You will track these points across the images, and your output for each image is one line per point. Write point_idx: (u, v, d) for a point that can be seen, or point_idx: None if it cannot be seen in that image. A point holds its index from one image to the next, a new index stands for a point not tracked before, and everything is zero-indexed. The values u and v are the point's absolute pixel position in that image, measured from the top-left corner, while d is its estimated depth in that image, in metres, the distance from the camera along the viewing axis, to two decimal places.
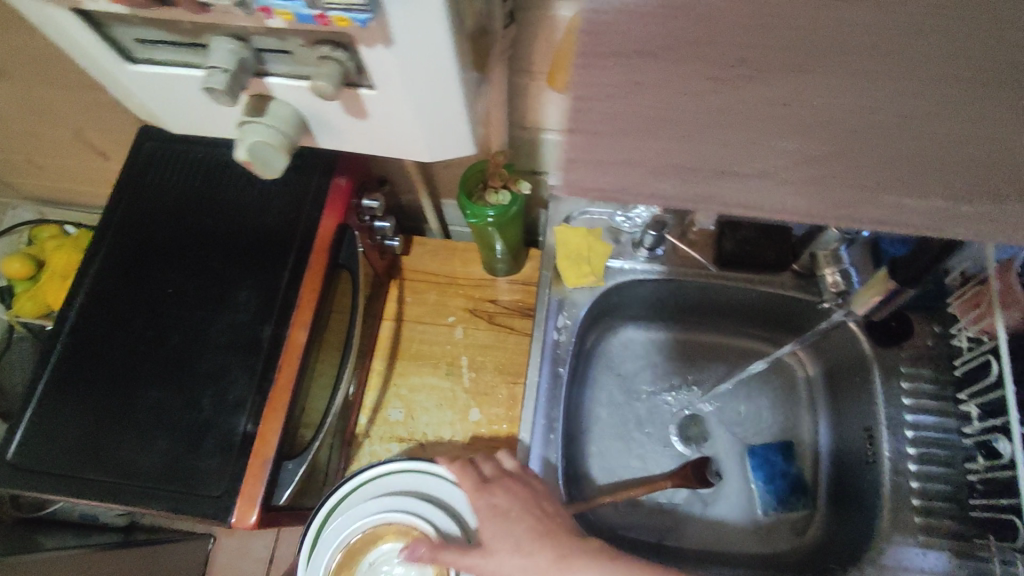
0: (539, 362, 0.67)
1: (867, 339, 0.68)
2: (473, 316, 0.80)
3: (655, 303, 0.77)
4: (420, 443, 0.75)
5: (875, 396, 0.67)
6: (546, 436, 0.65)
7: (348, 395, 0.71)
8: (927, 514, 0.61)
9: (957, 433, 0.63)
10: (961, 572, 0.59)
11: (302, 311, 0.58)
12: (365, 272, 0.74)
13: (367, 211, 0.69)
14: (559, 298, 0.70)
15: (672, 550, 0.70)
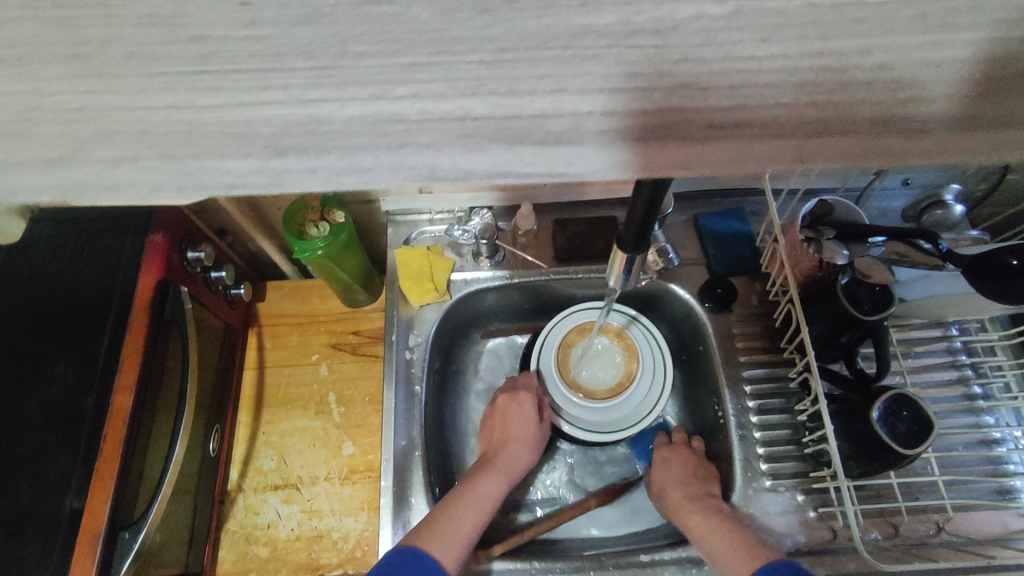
0: (393, 383, 0.69)
1: (702, 307, 0.73)
2: (337, 351, 0.80)
3: (510, 309, 0.79)
4: (296, 487, 0.73)
5: (715, 359, 0.72)
6: (410, 454, 0.67)
7: (210, 452, 0.70)
8: (772, 460, 0.66)
9: (786, 380, 0.69)
10: (807, 506, 0.64)
11: (126, 374, 0.56)
12: (213, 323, 0.72)
13: (196, 265, 0.69)
14: (408, 318, 0.72)
15: (557, 543, 0.70)
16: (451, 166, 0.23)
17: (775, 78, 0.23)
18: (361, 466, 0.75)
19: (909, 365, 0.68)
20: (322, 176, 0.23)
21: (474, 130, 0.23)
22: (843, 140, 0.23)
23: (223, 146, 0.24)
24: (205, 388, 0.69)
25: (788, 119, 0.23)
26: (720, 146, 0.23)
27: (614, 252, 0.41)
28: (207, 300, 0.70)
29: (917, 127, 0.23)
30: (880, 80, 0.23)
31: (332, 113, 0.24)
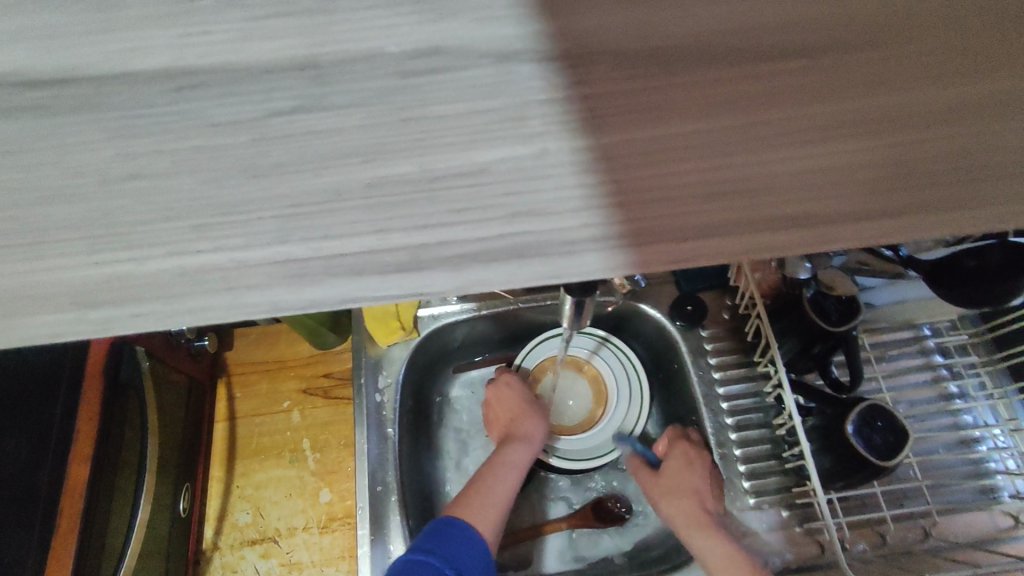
0: (365, 428, 0.68)
1: (673, 325, 0.72)
2: (308, 396, 0.78)
3: (482, 340, 0.77)
4: (273, 540, 0.71)
5: (690, 377, 0.71)
6: (387, 499, 0.66)
7: (181, 512, 0.68)
8: (753, 477, 0.65)
9: (762, 394, 0.68)
10: (792, 522, 0.63)
11: (82, 441, 0.53)
12: (178, 379, 0.70)
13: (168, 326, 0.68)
14: (376, 359, 0.71)
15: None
16: (391, 286, 0.22)
17: (710, 172, 0.22)
18: (340, 513, 0.73)
19: (884, 369, 0.67)
20: (263, 311, 0.22)
21: (403, 244, 0.22)
22: (774, 235, 0.23)
23: (143, 289, 0.22)
24: (170, 447, 0.67)
25: (721, 216, 0.22)
26: (654, 245, 0.22)
27: (563, 294, 0.39)
28: (170, 355, 0.68)
29: (848, 219, 0.23)
30: (816, 172, 0.23)
31: (249, 234, 0.22)
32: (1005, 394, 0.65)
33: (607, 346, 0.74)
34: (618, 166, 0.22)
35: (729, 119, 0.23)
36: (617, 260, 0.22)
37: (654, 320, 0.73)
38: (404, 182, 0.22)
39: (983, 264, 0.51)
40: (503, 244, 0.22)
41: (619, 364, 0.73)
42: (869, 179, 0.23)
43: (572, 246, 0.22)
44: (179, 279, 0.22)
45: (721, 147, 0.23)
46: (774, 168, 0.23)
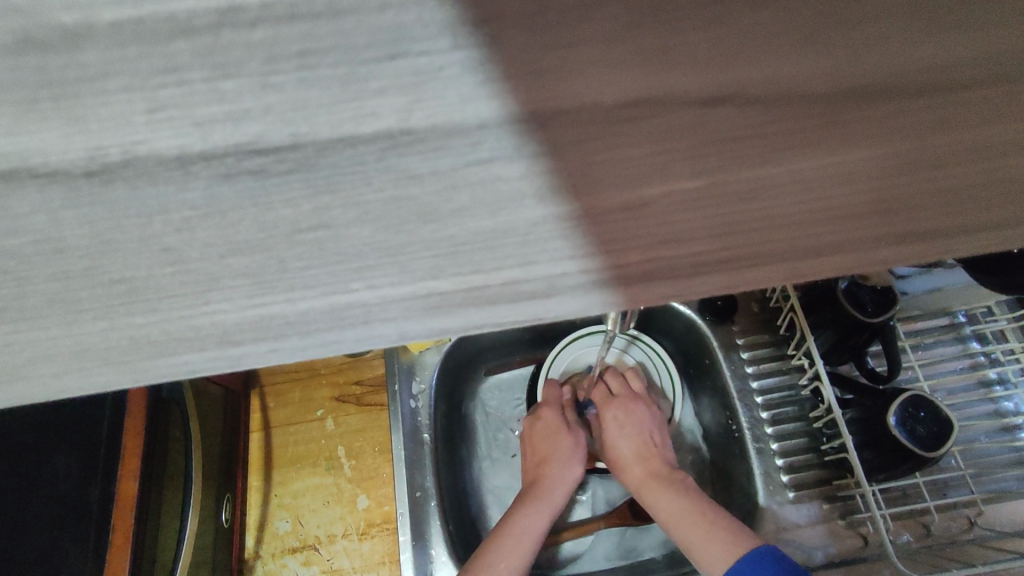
0: (400, 434, 0.68)
1: (703, 320, 0.72)
2: (341, 403, 0.79)
3: (512, 341, 0.78)
4: (314, 547, 0.72)
5: (723, 372, 0.71)
6: (426, 504, 0.66)
7: (223, 523, 0.69)
8: (792, 471, 0.65)
9: (798, 386, 0.68)
10: (833, 515, 0.63)
11: (128, 459, 0.53)
12: (214, 391, 0.71)
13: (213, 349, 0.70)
14: (409, 365, 0.71)
15: None
16: (515, 313, 0.20)
17: (817, 202, 0.20)
18: (379, 519, 0.73)
19: (921, 358, 0.66)
20: (391, 340, 0.21)
21: (515, 275, 0.20)
22: (873, 258, 0.21)
23: (242, 332, 0.20)
24: (211, 460, 0.68)
25: (823, 241, 0.21)
26: (776, 266, 0.21)
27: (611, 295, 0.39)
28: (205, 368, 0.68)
29: (952, 237, 0.21)
30: (925, 197, 0.20)
31: (336, 268, 0.19)
32: None
33: (638, 343, 0.74)
34: (718, 202, 0.20)
35: (843, 149, 0.19)
36: (718, 286, 0.21)
37: (684, 315, 0.73)
38: (559, 219, 0.19)
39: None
40: (634, 273, 0.20)
41: (652, 361, 0.74)
42: (981, 196, 0.21)
43: (670, 271, 0.21)
44: (270, 323, 0.20)
45: (828, 179, 0.20)
46: (885, 196, 0.20)
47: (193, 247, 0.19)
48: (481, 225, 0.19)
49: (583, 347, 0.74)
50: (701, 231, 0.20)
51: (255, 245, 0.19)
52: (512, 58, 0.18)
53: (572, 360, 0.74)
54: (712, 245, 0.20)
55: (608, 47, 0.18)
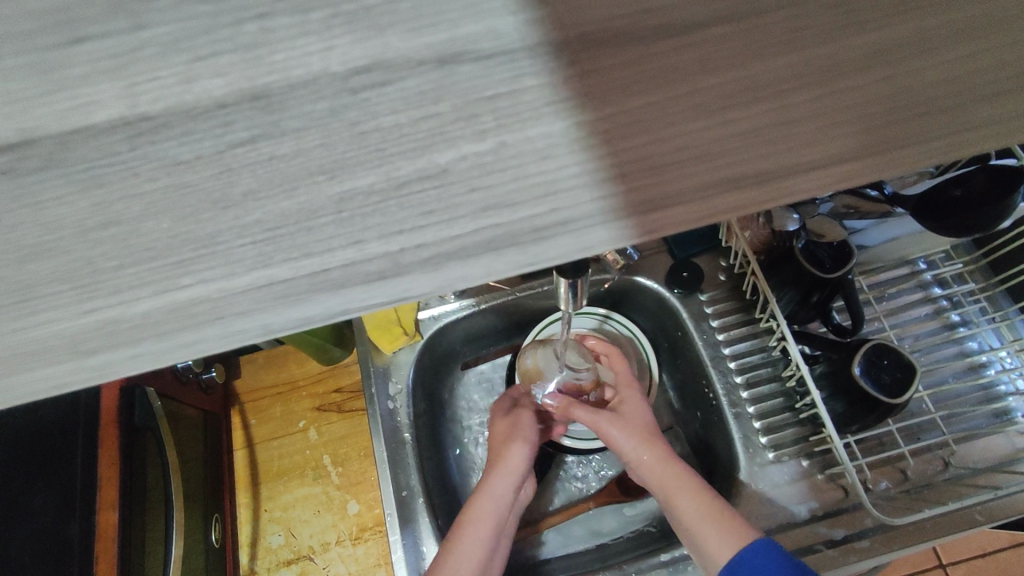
0: (381, 435, 0.69)
1: (672, 293, 0.72)
2: (323, 412, 0.79)
3: (487, 333, 0.78)
4: (309, 557, 0.72)
5: (695, 342, 0.71)
6: (413, 501, 0.67)
7: (213, 543, 0.69)
8: (769, 432, 0.66)
9: (769, 348, 0.69)
10: (812, 471, 0.64)
11: (104, 489, 0.52)
12: (193, 412, 0.71)
13: (189, 370, 0.70)
14: (384, 366, 0.72)
15: (576, 558, 0.70)
16: (378, 296, 0.19)
17: (762, 114, 0.20)
18: (370, 523, 0.74)
19: (885, 308, 0.67)
20: (256, 336, 0.19)
21: (351, 256, 0.20)
22: (842, 174, 0.20)
23: (137, 328, 0.19)
24: (195, 481, 0.68)
25: (780, 159, 0.20)
26: (714, 198, 0.20)
27: (558, 276, 0.39)
28: (181, 391, 0.68)
29: (916, 146, 0.20)
30: (870, 99, 0.20)
31: (232, 259, 0.20)
32: (1008, 315, 0.65)
33: (611, 322, 0.75)
34: (657, 124, 0.20)
35: (769, 60, 0.21)
36: (712, 212, 0.20)
37: (652, 290, 0.74)
38: (371, 191, 0.20)
39: (968, 191, 0.52)
40: (478, 241, 0.20)
41: (626, 337, 0.75)
42: (927, 98, 0.20)
43: (553, 229, 0.20)
44: (161, 317, 0.19)
45: (763, 91, 0.21)
46: (860, 90, 0.20)
47: (94, 245, 0.20)
48: (343, 196, 0.20)
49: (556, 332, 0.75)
50: (633, 160, 0.20)
51: (156, 237, 0.20)
52: (398, 74, 0.21)
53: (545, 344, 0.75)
54: (666, 175, 0.20)
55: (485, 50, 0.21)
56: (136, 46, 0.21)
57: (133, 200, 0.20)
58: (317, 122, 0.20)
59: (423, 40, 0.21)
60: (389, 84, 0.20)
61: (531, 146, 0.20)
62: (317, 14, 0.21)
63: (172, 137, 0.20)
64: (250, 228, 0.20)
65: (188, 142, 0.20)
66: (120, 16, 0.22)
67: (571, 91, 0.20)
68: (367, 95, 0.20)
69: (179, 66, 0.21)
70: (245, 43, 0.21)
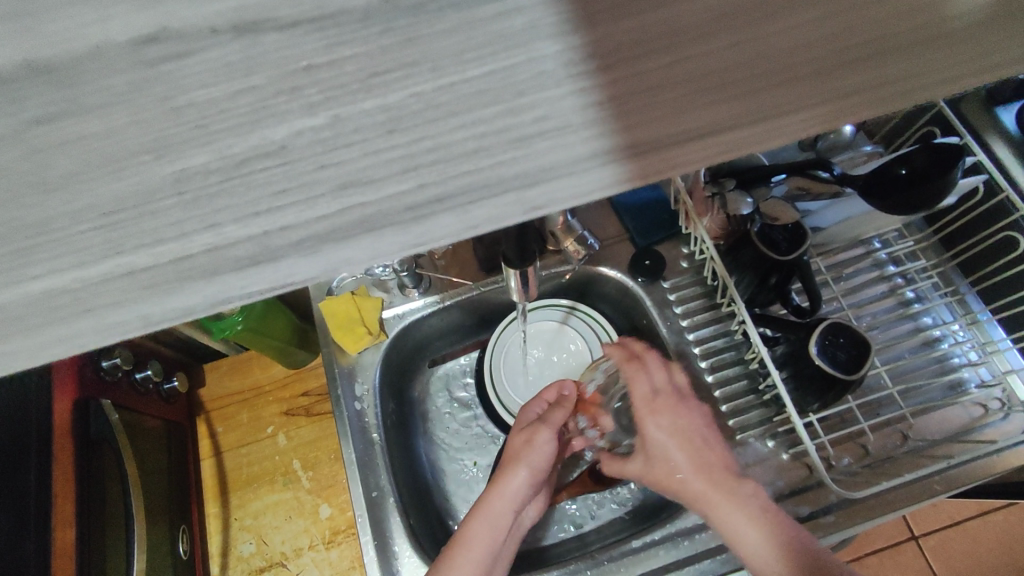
0: (349, 437, 0.68)
1: (635, 282, 0.73)
2: (291, 417, 0.78)
3: (455, 329, 0.78)
4: (281, 564, 0.71)
5: (660, 329, 0.72)
6: (385, 501, 0.66)
7: (181, 555, 0.67)
8: (735, 414, 0.67)
9: (732, 332, 0.70)
10: (778, 450, 0.65)
11: (61, 507, 0.51)
12: (154, 422, 0.69)
13: (147, 381, 0.69)
14: (349, 367, 0.71)
15: (551, 550, 0.70)
16: (261, 281, 0.19)
17: (652, 75, 0.21)
18: (343, 525, 0.73)
19: (842, 288, 0.69)
20: (136, 328, 0.19)
21: (211, 241, 0.20)
22: (731, 142, 0.20)
23: (19, 322, 0.19)
24: (159, 494, 0.66)
25: (670, 126, 0.20)
26: (605, 168, 0.20)
27: (507, 269, 0.39)
28: (139, 402, 0.67)
29: (802, 111, 0.21)
30: (755, 62, 0.21)
31: (127, 254, 0.20)
32: (958, 290, 0.67)
33: (578, 313, 0.75)
34: (549, 85, 0.20)
35: (658, 21, 0.21)
36: (676, 163, 0.20)
37: (616, 280, 0.74)
38: (283, 173, 0.20)
39: (912, 169, 0.53)
40: (369, 215, 0.20)
41: (594, 327, 0.75)
42: (812, 61, 0.21)
43: (451, 206, 0.20)
44: (27, 309, 0.19)
45: (653, 50, 0.21)
46: (805, 37, 0.21)
47: None
48: (230, 164, 0.20)
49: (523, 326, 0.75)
50: (525, 129, 0.20)
51: (45, 235, 0.20)
52: (302, 80, 0.21)
53: (512, 337, 0.75)
54: (621, 126, 0.20)
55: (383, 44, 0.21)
56: (37, 56, 0.21)
57: (22, 198, 0.20)
58: (218, 124, 0.20)
59: (327, 41, 0.21)
60: (287, 81, 0.21)
61: (413, 118, 0.20)
62: (221, 21, 0.22)
63: (72, 145, 0.21)
64: (85, 214, 0.20)
65: (87, 150, 0.20)
66: (17, 22, 0.22)
67: (467, 78, 0.20)
68: (271, 96, 0.21)
69: (86, 75, 0.21)
70: (137, 56, 0.21)
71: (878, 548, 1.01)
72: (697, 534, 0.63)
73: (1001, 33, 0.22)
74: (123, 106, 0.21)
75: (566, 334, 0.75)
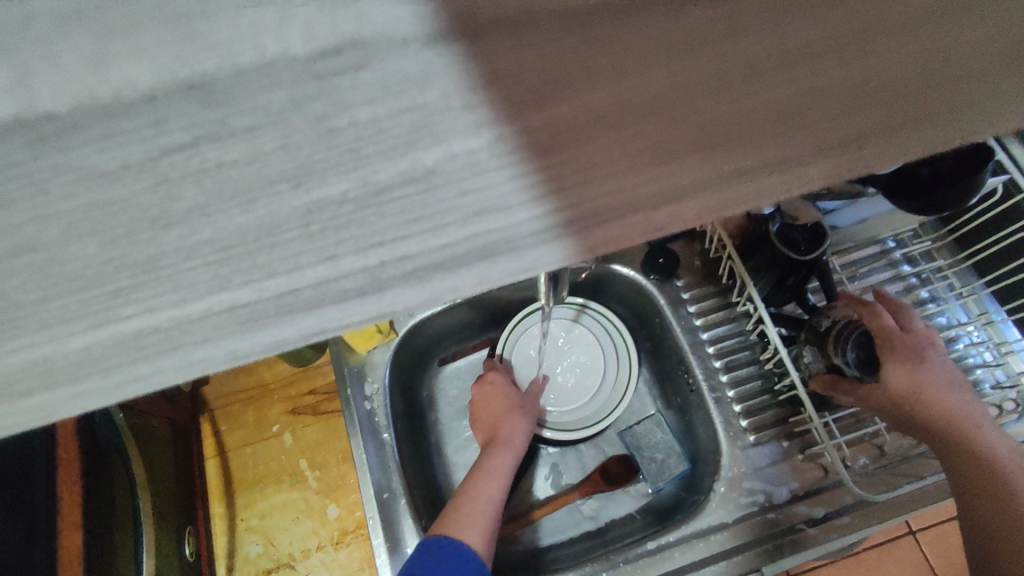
0: (359, 438, 0.67)
1: (649, 280, 0.72)
2: (298, 416, 0.76)
3: (465, 327, 0.76)
4: (290, 565, 0.70)
5: (673, 328, 0.71)
6: (396, 503, 0.65)
7: (188, 557, 0.66)
8: (750, 415, 0.66)
9: (747, 332, 0.69)
10: (793, 451, 0.64)
11: (68, 510, 0.49)
12: (159, 422, 0.68)
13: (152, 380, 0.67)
14: (358, 366, 0.70)
15: (564, 551, 0.70)
16: (358, 312, 0.19)
17: (723, 107, 0.20)
18: (351, 526, 0.72)
19: (857, 288, 0.68)
20: (213, 365, 0.18)
21: (325, 272, 0.19)
22: (801, 177, 0.20)
23: (71, 347, 0.18)
24: (164, 495, 0.64)
25: (745, 160, 0.20)
26: (679, 203, 0.20)
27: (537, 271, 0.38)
28: (144, 403, 0.65)
29: (870, 147, 0.20)
30: (832, 93, 0.20)
31: (184, 275, 0.19)
32: (974, 290, 0.67)
33: (590, 311, 0.74)
34: (619, 121, 0.20)
35: (733, 51, 0.21)
36: (745, 197, 0.20)
37: (627, 277, 0.74)
38: (335, 184, 0.19)
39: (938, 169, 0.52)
40: (471, 249, 0.19)
41: (606, 326, 0.74)
42: (886, 91, 0.20)
43: (532, 229, 0.19)
44: (98, 352, 0.18)
45: (729, 83, 0.20)
46: (878, 69, 0.20)
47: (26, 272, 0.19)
48: (308, 205, 0.19)
49: (534, 324, 0.74)
50: (600, 163, 0.19)
51: (113, 276, 0.19)
52: (355, 87, 0.20)
53: (523, 335, 0.74)
54: (691, 161, 0.20)
55: (463, 62, 0.20)
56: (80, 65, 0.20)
57: (79, 228, 0.19)
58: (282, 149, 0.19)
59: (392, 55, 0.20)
60: (338, 85, 0.20)
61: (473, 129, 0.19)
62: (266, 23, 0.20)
63: (117, 158, 0.19)
64: (200, 249, 0.19)
65: (149, 198, 0.19)
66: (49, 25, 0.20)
67: (545, 105, 0.20)
68: (337, 107, 0.19)
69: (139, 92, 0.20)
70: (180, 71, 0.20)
71: (879, 542, 1.02)
72: (713, 535, 0.62)
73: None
74: (164, 116, 0.20)
75: (578, 332, 0.74)
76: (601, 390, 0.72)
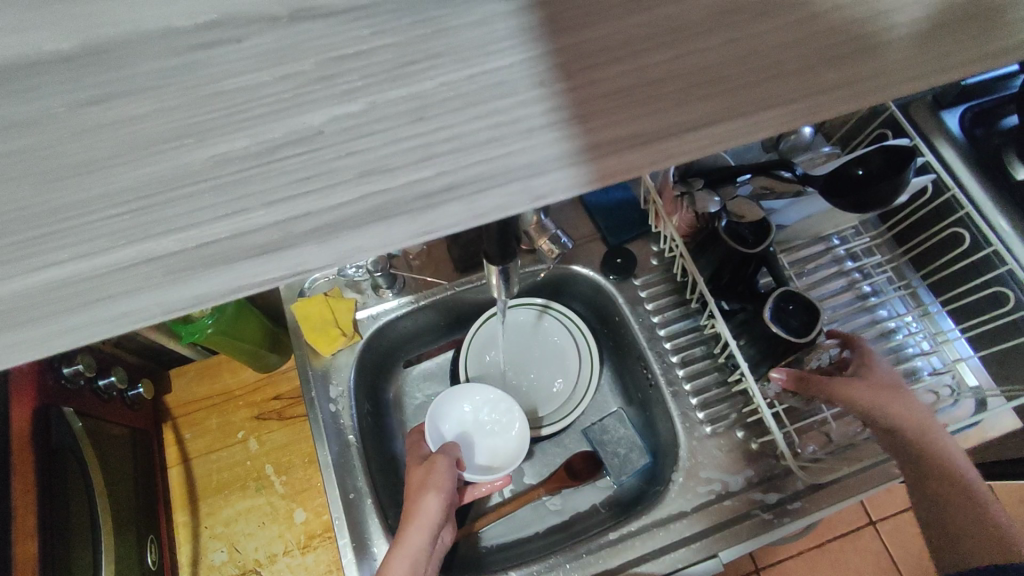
0: (324, 439, 0.67)
1: (607, 279, 0.74)
2: (263, 421, 0.76)
3: (431, 327, 0.77)
4: (255, 570, 0.70)
5: (632, 325, 0.73)
6: (357, 502, 0.65)
7: (149, 565, 0.65)
8: (705, 407, 0.69)
9: (702, 327, 0.72)
10: (746, 440, 0.67)
11: (22, 520, 0.49)
12: (119, 430, 0.67)
13: (110, 388, 0.66)
14: (323, 370, 0.70)
15: (529, 546, 0.71)
16: (271, 270, 0.20)
17: (646, 69, 0.22)
18: (318, 529, 0.72)
19: (805, 283, 0.72)
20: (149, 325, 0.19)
21: (233, 226, 0.20)
22: (719, 136, 0.22)
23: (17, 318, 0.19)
24: (123, 503, 0.64)
25: (663, 119, 0.21)
26: (590, 163, 0.21)
27: (486, 265, 0.39)
28: (99, 411, 0.64)
29: (783, 107, 0.22)
30: (743, 59, 0.22)
31: (132, 243, 0.20)
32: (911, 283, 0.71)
33: (552, 310, 0.77)
34: (555, 78, 0.22)
35: (654, 18, 0.22)
36: (664, 153, 0.21)
37: (587, 278, 0.76)
38: (275, 151, 0.21)
39: (869, 170, 0.56)
40: (393, 207, 0.21)
41: (568, 324, 0.76)
42: (800, 57, 0.22)
43: (453, 199, 0.20)
44: (20, 301, 0.19)
45: (649, 46, 0.22)
46: (784, 37, 0.22)
47: None
48: (223, 159, 0.21)
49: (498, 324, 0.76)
50: (526, 123, 0.21)
51: (55, 238, 0.20)
52: (294, 76, 0.21)
53: (487, 335, 0.76)
54: (615, 120, 0.21)
55: (396, 47, 0.22)
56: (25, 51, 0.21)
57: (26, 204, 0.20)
58: (203, 118, 0.21)
59: (303, 43, 0.22)
60: (276, 65, 0.22)
61: (395, 109, 0.21)
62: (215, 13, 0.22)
63: (63, 139, 0.21)
64: (96, 200, 0.20)
65: (83, 160, 0.20)
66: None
67: (462, 76, 0.21)
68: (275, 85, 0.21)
69: (74, 65, 0.21)
70: (111, 49, 0.22)
71: (839, 533, 1.05)
72: (672, 523, 0.64)
73: (969, 28, 0.23)
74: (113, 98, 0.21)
75: (538, 330, 0.77)
76: (563, 388, 0.75)
